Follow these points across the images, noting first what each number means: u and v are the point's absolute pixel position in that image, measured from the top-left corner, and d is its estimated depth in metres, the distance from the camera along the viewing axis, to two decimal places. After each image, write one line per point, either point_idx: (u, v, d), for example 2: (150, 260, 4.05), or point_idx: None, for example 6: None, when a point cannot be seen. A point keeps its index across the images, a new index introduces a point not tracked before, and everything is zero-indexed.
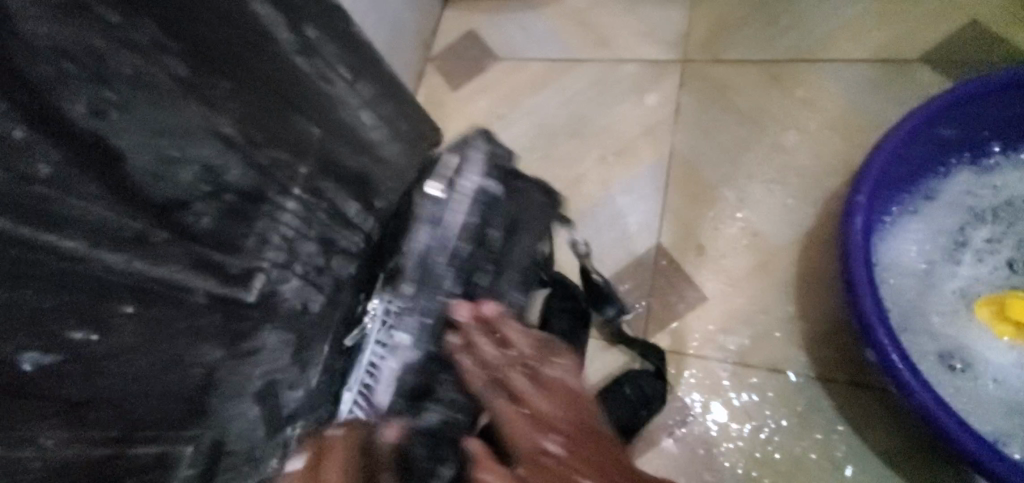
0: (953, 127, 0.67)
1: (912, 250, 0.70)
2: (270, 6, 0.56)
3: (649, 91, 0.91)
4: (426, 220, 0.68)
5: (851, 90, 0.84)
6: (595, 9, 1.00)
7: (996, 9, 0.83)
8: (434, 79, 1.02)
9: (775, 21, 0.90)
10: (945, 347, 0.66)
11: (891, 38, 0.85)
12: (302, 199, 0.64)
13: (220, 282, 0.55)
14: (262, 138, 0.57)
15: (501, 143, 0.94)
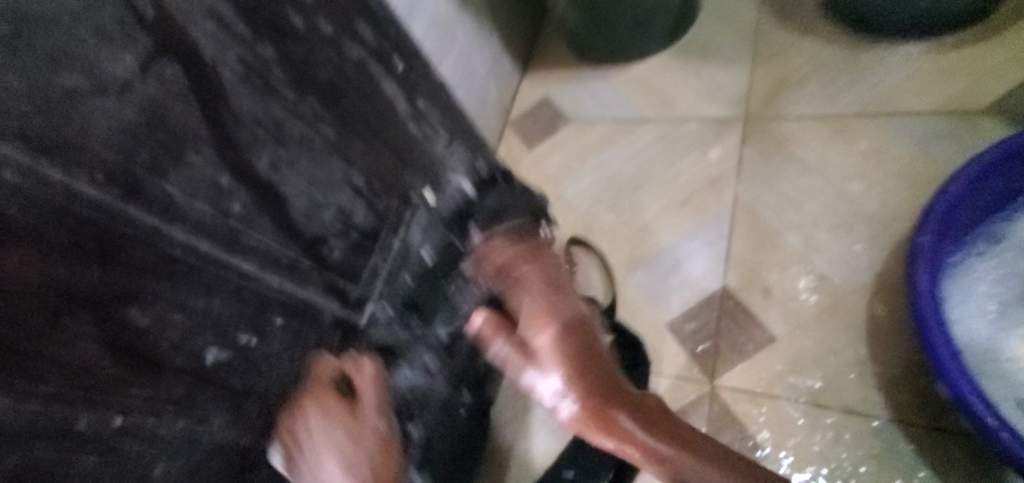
0: (1018, 173, 0.69)
1: (982, 296, 0.70)
2: (393, 83, 0.70)
3: (712, 146, 0.98)
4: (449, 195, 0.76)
5: (916, 141, 0.86)
6: (659, 74, 1.10)
7: None
8: (512, 139, 1.15)
9: (835, 79, 0.96)
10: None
11: (955, 90, 0.88)
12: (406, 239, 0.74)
13: (342, 306, 0.65)
14: (378, 186, 0.69)
15: (572, 194, 1.03)
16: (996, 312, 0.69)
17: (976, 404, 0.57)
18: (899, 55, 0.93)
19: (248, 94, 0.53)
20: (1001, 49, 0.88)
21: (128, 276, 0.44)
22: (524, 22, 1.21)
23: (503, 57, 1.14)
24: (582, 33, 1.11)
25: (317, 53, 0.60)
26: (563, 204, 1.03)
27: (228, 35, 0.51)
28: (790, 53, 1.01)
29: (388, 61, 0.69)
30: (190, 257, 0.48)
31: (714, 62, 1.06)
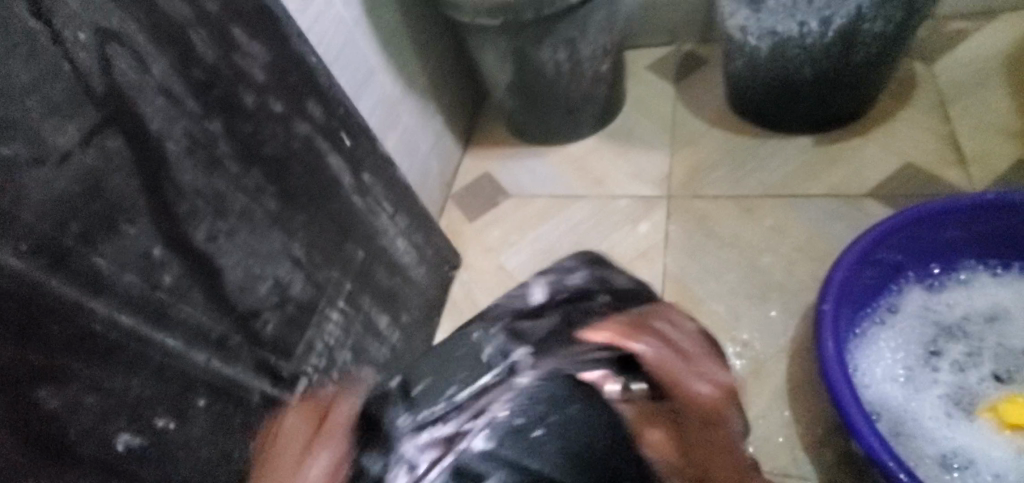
0: (901, 247, 0.77)
1: (890, 362, 0.77)
2: (338, 158, 0.73)
3: (642, 221, 1.06)
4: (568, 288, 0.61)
5: (813, 219, 0.98)
6: (591, 156, 1.19)
7: (927, 152, 1.00)
8: (454, 213, 1.18)
9: (742, 165, 1.08)
10: (942, 452, 0.70)
11: (839, 175, 1.01)
12: (344, 311, 0.74)
13: (272, 383, 0.63)
14: (318, 257, 0.70)
15: (514, 267, 1.07)
16: (905, 379, 0.75)
17: (891, 464, 0.59)
18: (793, 146, 1.07)
19: (192, 167, 0.55)
20: (875, 142, 1.03)
21: (45, 356, 0.43)
22: (465, 103, 1.28)
23: (446, 136, 1.20)
24: (520, 117, 1.19)
25: (265, 129, 0.63)
26: (505, 276, 1.06)
27: (178, 112, 0.54)
28: (702, 140, 1.14)
29: (334, 137, 0.72)
30: (111, 332, 0.48)
31: (637, 145, 1.17)
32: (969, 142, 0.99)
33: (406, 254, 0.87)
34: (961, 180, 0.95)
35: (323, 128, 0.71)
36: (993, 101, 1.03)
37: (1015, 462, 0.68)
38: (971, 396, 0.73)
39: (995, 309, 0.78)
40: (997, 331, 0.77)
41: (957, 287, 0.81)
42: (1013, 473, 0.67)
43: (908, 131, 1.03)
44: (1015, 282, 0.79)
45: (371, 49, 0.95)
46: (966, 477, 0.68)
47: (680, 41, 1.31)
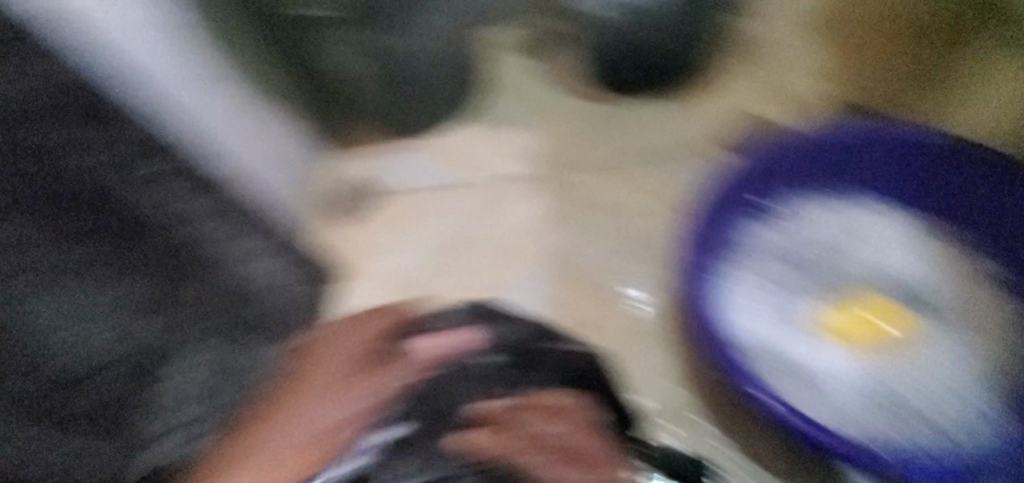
0: (748, 196, 0.84)
1: (753, 300, 0.84)
2: (167, 182, 0.64)
3: (525, 203, 1.06)
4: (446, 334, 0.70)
5: (676, 179, 1.06)
6: (465, 141, 1.15)
7: (766, 102, 1.10)
8: (334, 220, 1.09)
9: (613, 134, 1.10)
10: (805, 369, 0.81)
11: (695, 134, 1.09)
12: (208, 353, 0.66)
13: (128, 454, 0.55)
14: (162, 299, 0.61)
15: (404, 267, 1.03)
16: (764, 311, 0.84)
17: None
18: (653, 108, 1.11)
19: None
20: (727, 98, 1.11)
21: None
22: None
23: (308, 140, 1.10)
24: None
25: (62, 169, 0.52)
26: (398, 278, 1.02)
27: None
28: (576, 111, 1.14)
29: (147, 164, 0.62)
30: None
31: (515, 125, 1.15)
32: (799, 88, 1.10)
33: (274, 274, 0.81)
34: (794, 125, 1.07)
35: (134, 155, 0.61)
36: (813, 42, 1.12)
37: (853, 363, 0.82)
38: (819, 315, 0.84)
39: (830, 236, 0.88)
40: (832, 256, 0.87)
41: (798, 222, 0.88)
42: (854, 374, 0.81)
43: (754, 82, 1.11)
44: (844, 209, 0.89)
45: (197, 56, 0.83)
46: (823, 386, 0.80)
47: None
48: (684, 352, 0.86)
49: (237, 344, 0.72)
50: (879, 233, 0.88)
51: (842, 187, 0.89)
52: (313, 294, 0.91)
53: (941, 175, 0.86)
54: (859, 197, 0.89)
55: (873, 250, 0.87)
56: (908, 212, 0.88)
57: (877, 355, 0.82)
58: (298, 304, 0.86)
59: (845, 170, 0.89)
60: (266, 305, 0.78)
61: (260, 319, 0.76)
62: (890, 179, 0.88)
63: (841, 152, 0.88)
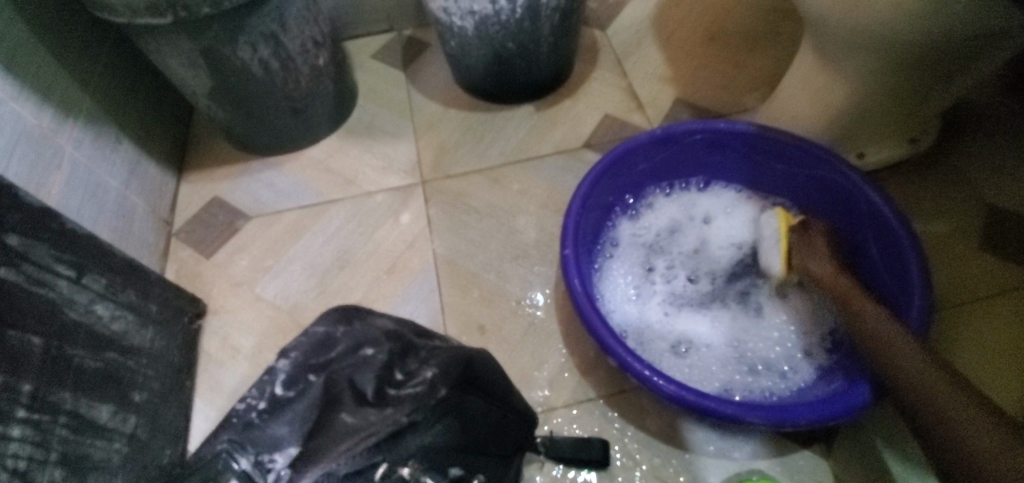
0: (607, 188, 0.90)
1: (623, 284, 0.91)
2: None
3: (401, 212, 1.04)
4: (315, 367, 0.68)
5: (549, 177, 1.08)
6: (334, 156, 1.12)
7: (617, 102, 1.19)
8: (184, 252, 1.00)
9: (482, 139, 1.14)
10: (671, 338, 0.86)
11: (558, 135, 1.14)
12: (28, 421, 0.56)
13: None
14: None
15: (275, 294, 0.95)
16: (637, 292, 0.91)
17: (645, 371, 0.69)
18: (520, 115, 1.17)
19: None
20: (580, 101, 1.19)
21: None
22: (164, 120, 1.07)
23: (144, 164, 1.00)
24: (237, 128, 1.05)
25: None
26: (266, 308, 0.94)
27: None
28: (441, 121, 1.16)
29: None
30: None
31: (380, 137, 1.14)
32: (642, 89, 1.21)
33: (116, 320, 0.71)
34: (642, 121, 1.17)
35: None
36: (651, 53, 1.26)
37: (720, 327, 0.87)
38: (681, 293, 0.91)
39: (677, 218, 0.97)
40: (685, 236, 0.96)
41: (651, 207, 0.98)
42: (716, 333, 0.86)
43: (602, 87, 1.22)
44: (682, 195, 0.99)
45: None
46: (690, 356, 0.85)
47: (398, 28, 1.30)
48: (568, 340, 0.89)
49: (73, 400, 0.62)
50: (719, 207, 0.98)
51: (686, 172, 0.98)
52: (166, 337, 0.81)
53: (769, 165, 0.94)
54: (695, 183, 0.99)
55: (713, 227, 0.97)
56: (742, 186, 0.99)
57: (734, 318, 0.88)
58: (149, 350, 0.76)
59: (689, 159, 0.96)
60: (107, 356, 0.68)
61: (104, 370, 0.67)
62: (730, 161, 0.96)
63: (683, 144, 0.93)
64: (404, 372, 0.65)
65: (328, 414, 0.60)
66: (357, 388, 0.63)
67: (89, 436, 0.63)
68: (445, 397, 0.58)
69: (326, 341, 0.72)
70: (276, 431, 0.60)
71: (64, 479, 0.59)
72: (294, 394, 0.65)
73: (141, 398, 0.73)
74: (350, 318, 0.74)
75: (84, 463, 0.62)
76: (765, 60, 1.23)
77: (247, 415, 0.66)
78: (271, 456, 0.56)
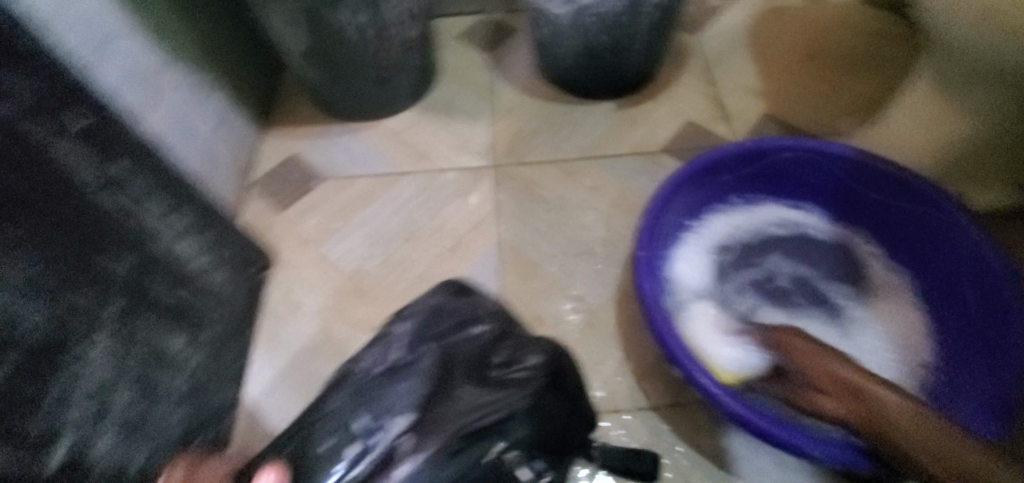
0: (690, 193, 0.87)
1: (693, 296, 0.87)
2: (65, 147, 0.56)
3: (470, 193, 1.04)
4: (424, 335, 0.65)
5: (622, 177, 1.05)
6: (410, 130, 1.12)
7: (701, 111, 1.15)
8: (259, 204, 1.03)
9: (558, 130, 1.12)
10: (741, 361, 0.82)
11: (636, 136, 1.11)
12: (109, 342, 0.59)
13: (13, 453, 0.48)
14: (60, 280, 0.54)
15: (339, 256, 0.97)
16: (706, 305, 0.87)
17: (714, 391, 0.66)
18: (600, 111, 1.15)
19: None
20: (663, 104, 1.16)
21: None
22: (256, 75, 1.11)
23: (233, 114, 1.03)
24: (324, 89, 1.07)
25: None
26: (328, 268, 0.96)
27: None
28: (519, 108, 1.15)
29: (49, 120, 0.55)
30: None
31: (457, 117, 1.14)
32: (730, 100, 1.16)
33: (196, 259, 0.74)
34: (727, 132, 1.12)
35: (31, 113, 0.53)
36: (744, 64, 1.21)
37: None
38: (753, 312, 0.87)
39: (755, 235, 0.93)
40: (760, 253, 0.92)
41: (728, 220, 0.93)
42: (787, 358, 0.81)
43: (687, 93, 1.17)
44: (762, 211, 0.94)
45: (110, 10, 0.76)
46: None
47: (488, 11, 1.30)
48: (628, 344, 0.86)
49: (149, 330, 0.65)
50: (799, 228, 0.93)
51: (771, 189, 0.93)
52: (236, 281, 0.83)
53: (862, 194, 0.88)
54: (779, 201, 0.94)
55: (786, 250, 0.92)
56: (829, 212, 0.93)
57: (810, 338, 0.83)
58: (220, 292, 0.79)
59: (778, 175, 0.91)
60: (183, 291, 0.71)
61: (179, 304, 0.70)
62: (822, 183, 0.90)
63: (774, 160, 0.89)
64: (508, 355, 0.62)
65: (446, 392, 0.57)
66: (471, 368, 0.60)
67: (159, 366, 0.66)
68: (544, 389, 0.58)
69: (442, 309, 0.68)
70: (390, 394, 0.58)
71: (132, 402, 0.62)
72: (410, 360, 0.62)
73: (207, 337, 0.75)
74: (464, 290, 0.71)
75: (152, 390, 0.65)
76: (871, 83, 1.16)
77: (364, 372, 0.63)
78: (384, 421, 0.56)
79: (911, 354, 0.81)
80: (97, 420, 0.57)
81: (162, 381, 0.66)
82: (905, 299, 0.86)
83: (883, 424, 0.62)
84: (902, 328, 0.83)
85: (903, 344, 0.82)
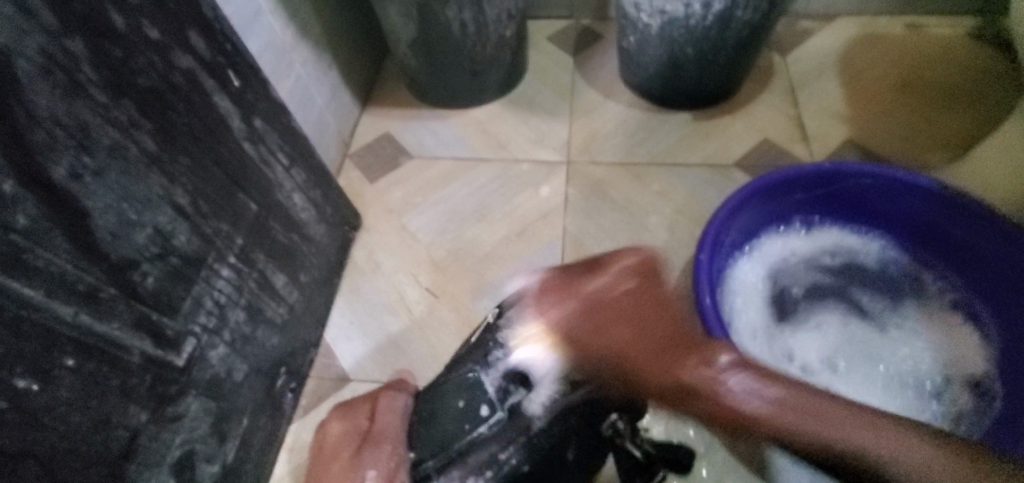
0: (760, 207, 0.89)
1: (747, 307, 0.89)
2: (227, 99, 0.68)
3: (542, 184, 1.10)
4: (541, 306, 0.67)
5: (691, 186, 1.08)
6: (494, 121, 1.21)
7: (780, 130, 1.15)
8: (353, 173, 1.15)
9: (633, 135, 1.16)
10: (794, 364, 0.87)
11: (710, 148, 1.14)
12: (235, 267, 0.70)
13: (155, 344, 0.59)
14: (206, 208, 0.65)
15: (418, 227, 1.07)
16: (757, 311, 0.90)
17: None
18: (677, 121, 1.18)
19: (48, 90, 0.47)
20: (741, 120, 1.17)
21: None
22: (364, 59, 1.23)
23: (342, 91, 1.15)
24: (422, 77, 1.17)
25: (141, 57, 0.56)
26: (407, 237, 1.05)
27: (32, 23, 0.46)
28: (598, 110, 1.20)
29: (215, 76, 0.66)
30: None
31: (539, 113, 1.21)
32: (812, 122, 1.16)
33: (304, 211, 0.85)
34: (804, 154, 1.12)
35: (202, 68, 0.64)
36: (831, 88, 1.20)
37: (830, 356, 0.88)
38: (797, 322, 0.91)
39: (810, 255, 0.95)
40: (812, 269, 0.94)
41: (788, 239, 0.95)
42: (829, 366, 0.87)
43: (767, 111, 1.18)
44: (822, 235, 0.96)
45: None
46: (841, 397, 0.84)
47: (578, 16, 1.36)
48: None
49: (264, 264, 0.76)
50: (853, 252, 0.95)
51: (838, 213, 0.94)
52: (330, 236, 0.94)
53: (944, 228, 0.87)
54: (842, 227, 0.95)
55: (840, 277, 0.94)
56: (896, 241, 0.93)
57: (860, 349, 0.89)
58: (318, 243, 0.90)
59: (851, 199, 0.91)
60: (292, 237, 0.82)
61: (287, 247, 0.81)
62: (898, 212, 0.90)
63: (850, 185, 0.89)
64: None
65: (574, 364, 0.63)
66: None
67: (267, 295, 0.77)
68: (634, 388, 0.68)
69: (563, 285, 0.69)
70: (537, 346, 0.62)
71: (245, 321, 0.73)
72: None
73: (304, 280, 0.86)
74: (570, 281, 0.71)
75: (260, 315, 0.76)
76: (965, 119, 1.12)
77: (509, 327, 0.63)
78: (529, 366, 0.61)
79: (961, 368, 0.85)
80: (219, 331, 0.68)
81: (269, 309, 0.78)
82: (958, 319, 0.88)
83: (695, 394, 0.51)
84: (950, 342, 0.87)
85: (952, 358, 0.86)
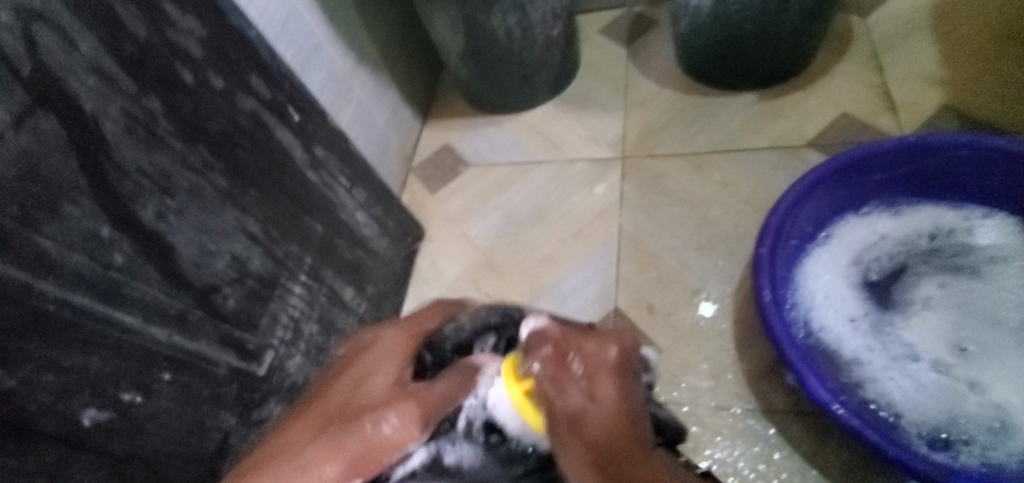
0: (831, 191, 0.82)
1: (827, 301, 0.81)
2: (288, 133, 0.75)
3: (597, 183, 1.09)
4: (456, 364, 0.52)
5: (758, 172, 1.02)
6: (548, 122, 1.21)
7: (861, 102, 1.04)
8: (416, 186, 1.21)
9: (692, 123, 1.11)
10: (902, 355, 0.76)
11: (780, 129, 1.06)
12: (306, 284, 0.78)
13: (238, 356, 0.67)
14: (277, 233, 0.73)
15: (476, 234, 1.10)
16: (840, 304, 0.81)
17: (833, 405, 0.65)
18: (740, 103, 1.11)
19: (132, 145, 0.56)
20: (815, 94, 1.08)
21: (46, 349, 0.47)
22: (421, 75, 1.29)
23: (402, 108, 1.22)
24: (475, 86, 1.20)
25: (208, 107, 0.64)
26: (467, 243, 1.09)
27: (114, 90, 0.54)
28: (653, 101, 1.17)
29: (275, 114, 0.73)
30: (85, 320, 0.51)
31: (592, 110, 1.19)
32: (900, 90, 1.03)
33: (367, 227, 0.91)
34: (890, 126, 1.01)
35: (263, 108, 0.71)
36: (922, 49, 1.06)
37: (947, 343, 0.76)
38: (900, 310, 0.80)
39: (902, 237, 0.84)
40: (908, 251, 0.83)
41: (869, 223, 0.86)
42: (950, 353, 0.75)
43: (845, 82, 1.07)
44: (911, 214, 0.85)
45: (317, 24, 0.96)
46: (985, 387, 0.72)
47: (630, 5, 1.32)
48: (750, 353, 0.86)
49: (333, 279, 0.83)
50: (953, 226, 0.83)
51: (925, 190, 0.84)
52: (394, 248, 1.00)
53: None
54: (932, 203, 0.85)
55: (942, 261, 0.82)
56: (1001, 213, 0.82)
57: (979, 319, 0.77)
58: (383, 256, 0.97)
59: (939, 175, 0.82)
60: (357, 252, 0.89)
61: (353, 262, 0.88)
62: (1001, 184, 0.79)
63: (940, 159, 0.79)
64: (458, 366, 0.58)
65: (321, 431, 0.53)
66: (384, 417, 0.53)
67: (338, 307, 0.84)
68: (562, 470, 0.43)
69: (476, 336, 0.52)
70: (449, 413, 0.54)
71: (318, 333, 0.80)
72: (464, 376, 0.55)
73: (371, 291, 0.93)
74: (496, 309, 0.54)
75: (332, 327, 0.83)
76: None
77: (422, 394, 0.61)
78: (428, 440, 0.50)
79: None
80: (295, 342, 0.76)
81: (340, 321, 0.85)
82: None
83: None
84: None
85: None
